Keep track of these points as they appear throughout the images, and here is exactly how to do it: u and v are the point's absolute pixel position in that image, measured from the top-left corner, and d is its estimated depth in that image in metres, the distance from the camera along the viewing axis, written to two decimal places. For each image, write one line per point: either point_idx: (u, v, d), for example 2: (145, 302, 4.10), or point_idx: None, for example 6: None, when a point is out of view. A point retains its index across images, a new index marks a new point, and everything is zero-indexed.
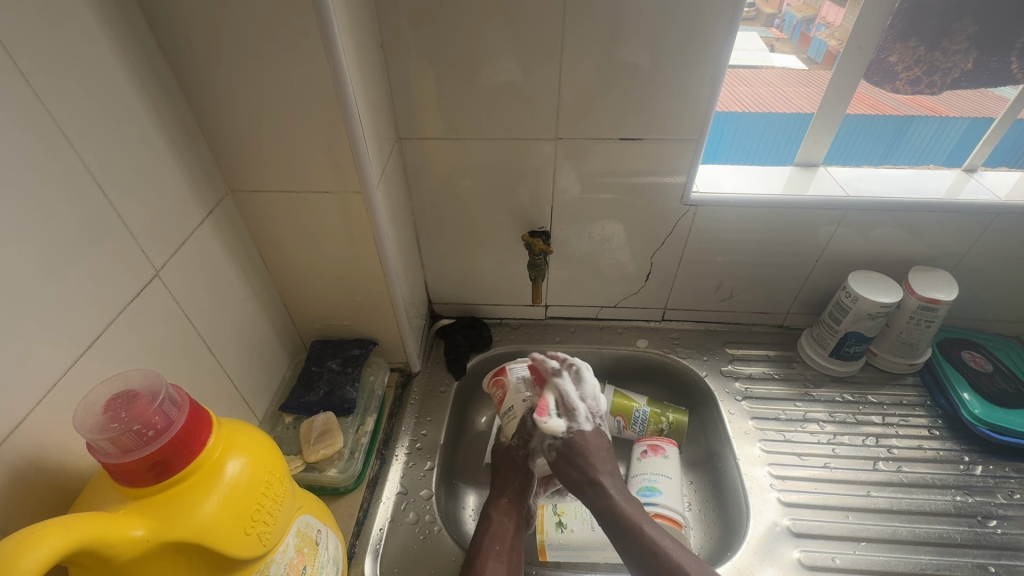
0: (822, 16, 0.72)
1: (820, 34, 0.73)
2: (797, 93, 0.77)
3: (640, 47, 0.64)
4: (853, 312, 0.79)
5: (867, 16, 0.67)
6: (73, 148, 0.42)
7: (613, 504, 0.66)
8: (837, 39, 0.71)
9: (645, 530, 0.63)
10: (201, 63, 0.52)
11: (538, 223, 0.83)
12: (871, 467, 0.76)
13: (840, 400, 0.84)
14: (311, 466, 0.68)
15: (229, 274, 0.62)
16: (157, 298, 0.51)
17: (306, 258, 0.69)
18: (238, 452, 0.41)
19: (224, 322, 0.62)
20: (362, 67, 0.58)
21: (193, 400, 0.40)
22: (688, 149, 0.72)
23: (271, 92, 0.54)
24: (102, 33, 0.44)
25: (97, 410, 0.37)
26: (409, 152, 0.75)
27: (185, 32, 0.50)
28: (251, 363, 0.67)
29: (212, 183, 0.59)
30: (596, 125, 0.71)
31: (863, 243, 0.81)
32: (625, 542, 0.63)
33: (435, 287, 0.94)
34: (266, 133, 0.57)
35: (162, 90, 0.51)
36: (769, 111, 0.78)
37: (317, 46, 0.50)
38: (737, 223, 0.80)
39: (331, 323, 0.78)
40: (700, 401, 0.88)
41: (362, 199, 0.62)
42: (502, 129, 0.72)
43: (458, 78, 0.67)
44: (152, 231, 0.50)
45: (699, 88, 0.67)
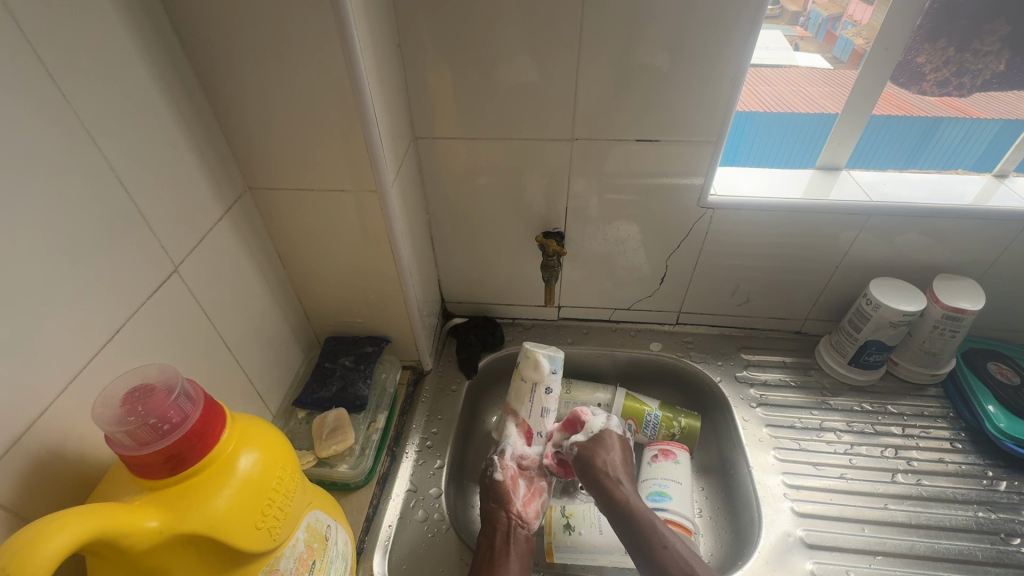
0: (850, 14, 0.71)
1: (847, 32, 0.72)
2: (821, 93, 0.76)
3: (658, 46, 0.63)
4: (874, 319, 0.77)
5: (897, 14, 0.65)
6: (96, 146, 0.43)
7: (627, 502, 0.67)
8: (864, 39, 0.69)
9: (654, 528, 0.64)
10: (221, 63, 0.53)
11: (552, 223, 0.82)
12: (889, 479, 0.74)
13: (858, 409, 0.82)
14: (322, 461, 0.68)
15: (245, 271, 0.63)
16: (176, 293, 0.52)
17: (321, 256, 0.70)
18: (251, 447, 0.42)
19: (240, 317, 0.63)
20: (379, 65, 0.58)
21: (208, 395, 0.41)
22: (706, 151, 0.71)
23: (287, 89, 0.54)
24: (126, 34, 0.45)
25: (114, 403, 0.38)
26: (424, 151, 0.75)
27: (205, 30, 0.50)
28: (265, 359, 0.68)
29: (231, 180, 0.60)
30: (612, 125, 0.70)
31: (886, 249, 0.79)
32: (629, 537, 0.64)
33: (448, 285, 0.94)
34: (282, 130, 0.57)
35: (184, 89, 0.52)
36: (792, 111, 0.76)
37: (334, 44, 0.50)
38: (755, 226, 0.79)
39: (344, 319, 0.79)
40: (713, 405, 0.87)
41: (377, 197, 0.62)
42: (517, 129, 0.72)
43: (475, 76, 0.67)
44: (172, 227, 0.51)
45: (719, 89, 0.66)
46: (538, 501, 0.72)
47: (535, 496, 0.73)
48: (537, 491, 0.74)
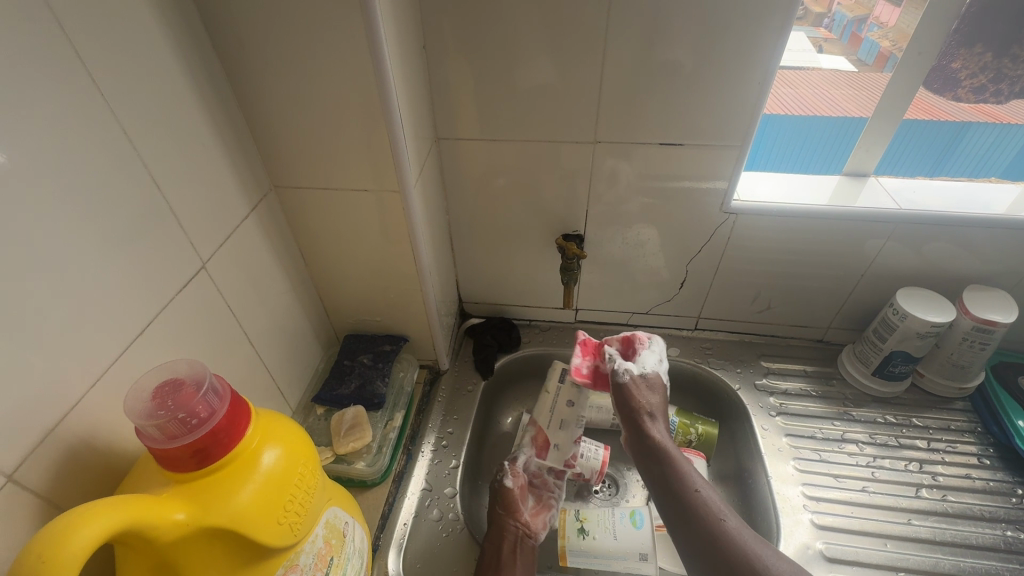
0: (875, 16, 0.70)
1: (872, 34, 0.70)
2: (845, 96, 0.74)
3: (684, 49, 0.62)
4: (900, 330, 0.76)
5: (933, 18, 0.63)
6: (131, 144, 0.44)
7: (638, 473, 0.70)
8: (891, 40, 0.68)
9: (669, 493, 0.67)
10: (252, 64, 0.53)
11: (572, 226, 0.82)
12: (912, 494, 0.72)
13: (881, 421, 0.80)
14: (340, 458, 0.68)
15: (269, 268, 0.64)
16: (202, 289, 0.53)
17: (342, 254, 0.71)
18: (274, 442, 0.43)
19: (263, 314, 0.63)
20: (404, 66, 0.58)
21: (234, 391, 0.41)
22: (731, 156, 0.70)
23: (314, 89, 0.55)
24: (161, 35, 0.46)
25: (144, 397, 0.39)
26: (446, 152, 0.76)
27: (236, 30, 0.51)
28: (286, 355, 0.69)
29: (257, 178, 0.61)
30: (635, 129, 0.70)
31: (913, 258, 0.77)
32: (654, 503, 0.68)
33: (466, 286, 0.94)
34: (309, 129, 0.58)
35: (215, 89, 0.53)
36: (814, 114, 0.74)
37: (362, 46, 0.51)
38: (778, 232, 0.78)
39: (364, 318, 0.79)
40: (731, 413, 0.86)
41: (399, 197, 0.63)
42: (539, 132, 0.72)
43: (498, 78, 0.67)
44: (201, 224, 0.52)
45: (745, 93, 0.65)
46: (548, 514, 0.73)
47: (546, 509, 0.73)
48: (549, 504, 0.74)
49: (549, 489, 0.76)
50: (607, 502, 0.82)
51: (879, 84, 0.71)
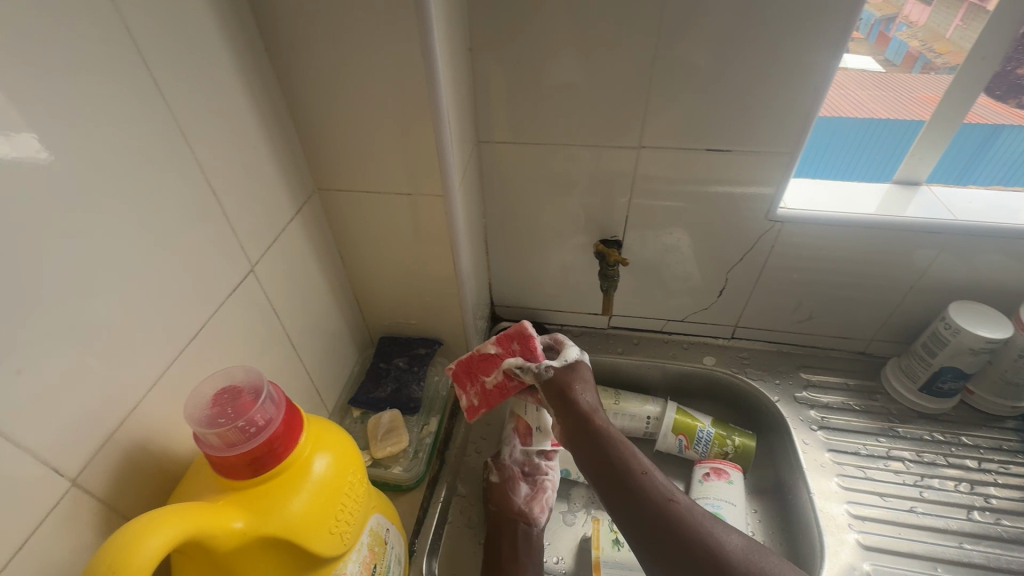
0: (905, 15, 0.68)
1: (900, 33, 0.69)
2: (871, 97, 0.72)
3: (737, 53, 0.60)
4: (952, 345, 0.73)
5: (967, 20, 0.64)
6: (189, 148, 0.44)
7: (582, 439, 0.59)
8: (920, 40, 0.69)
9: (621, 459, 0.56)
10: (303, 67, 0.53)
11: (610, 231, 0.81)
12: (963, 516, 0.70)
13: (929, 439, 0.78)
14: (376, 462, 0.68)
15: (311, 271, 0.64)
16: (251, 292, 0.53)
17: (382, 257, 0.71)
18: (325, 450, 0.43)
19: (304, 316, 0.63)
20: (453, 70, 0.58)
21: (289, 400, 0.41)
22: (780, 163, 0.69)
23: (363, 92, 0.54)
24: (219, 39, 0.46)
25: (204, 404, 0.39)
26: (486, 155, 0.75)
27: (290, 34, 0.51)
28: (325, 357, 0.69)
29: (303, 181, 0.61)
30: (682, 134, 0.68)
31: (968, 270, 0.74)
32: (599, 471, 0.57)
33: (499, 289, 0.94)
34: (356, 133, 0.58)
35: (267, 92, 0.53)
36: (840, 115, 0.72)
37: (414, 50, 0.50)
38: (826, 242, 0.75)
39: (399, 320, 0.79)
40: (770, 426, 0.84)
41: (443, 202, 0.62)
42: (582, 136, 0.70)
43: (543, 82, 0.66)
44: (251, 228, 0.52)
45: (798, 99, 0.63)
46: (545, 496, 0.69)
47: (542, 492, 0.70)
48: (544, 487, 0.70)
49: (543, 472, 0.72)
50: None
51: (939, 80, 0.68)
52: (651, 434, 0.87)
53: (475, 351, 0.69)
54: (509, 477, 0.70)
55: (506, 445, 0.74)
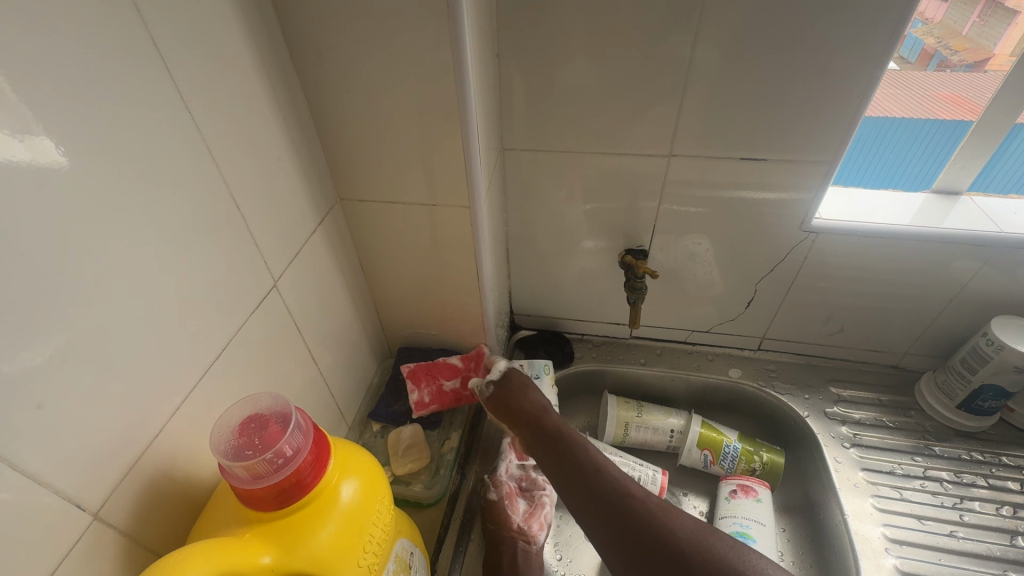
0: (924, 11, 0.60)
1: (918, 31, 0.61)
2: (886, 95, 0.67)
3: (778, 59, 0.58)
4: (994, 363, 0.70)
5: (984, 16, 0.62)
6: (213, 162, 0.42)
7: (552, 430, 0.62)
8: (936, 38, 0.63)
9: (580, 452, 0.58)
10: (327, 75, 0.51)
11: (636, 241, 0.78)
12: (1006, 542, 0.67)
13: (967, 458, 0.75)
14: (397, 479, 0.66)
15: (332, 283, 0.62)
16: (273, 308, 0.51)
17: (403, 268, 0.69)
18: (352, 475, 0.41)
19: (325, 330, 0.62)
20: (482, 77, 0.56)
21: (317, 427, 0.39)
22: (818, 172, 0.66)
23: (388, 102, 0.52)
24: (244, 48, 0.44)
25: (231, 434, 0.37)
26: (510, 162, 0.73)
27: (316, 41, 0.49)
28: (345, 371, 0.68)
29: (325, 191, 0.59)
30: (715, 142, 0.66)
31: (1011, 284, 0.71)
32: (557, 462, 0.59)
33: (519, 298, 0.92)
34: (381, 143, 0.56)
35: (290, 101, 0.52)
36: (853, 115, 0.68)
37: (444, 58, 0.48)
38: (862, 254, 0.72)
39: (419, 331, 0.77)
40: (799, 442, 0.81)
41: (468, 213, 0.60)
42: (610, 143, 0.68)
43: (571, 88, 0.64)
44: (274, 242, 0.51)
45: (839, 107, 0.60)
46: (544, 512, 0.66)
47: (541, 508, 0.66)
48: (543, 502, 0.67)
49: (540, 487, 0.68)
50: None
51: (985, 85, 0.64)
52: (674, 448, 0.85)
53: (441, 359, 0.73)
54: (508, 494, 0.66)
55: (502, 461, 0.70)
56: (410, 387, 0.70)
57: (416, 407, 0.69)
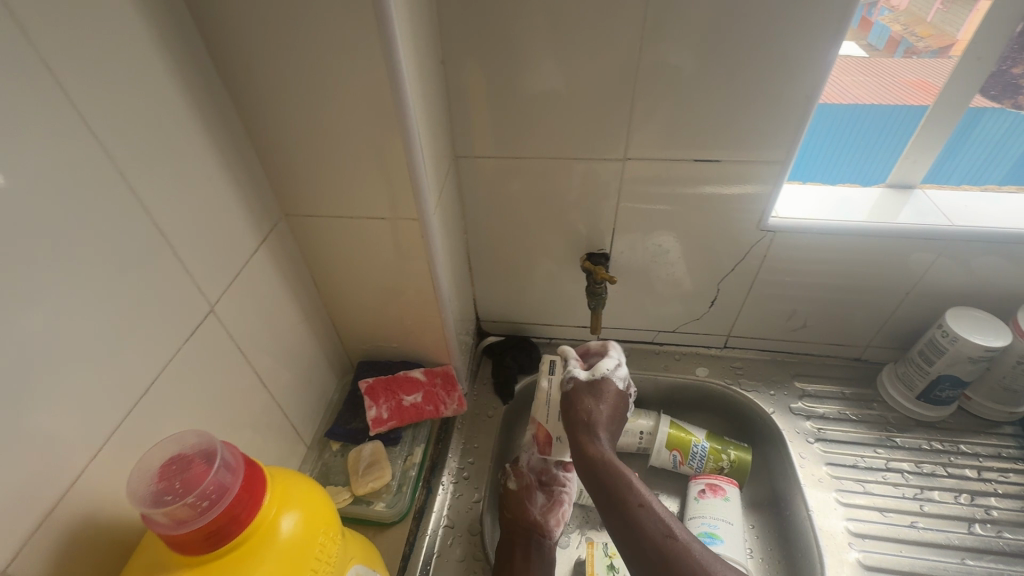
0: None
1: (884, 17, 0.63)
2: (855, 82, 0.67)
3: (722, 59, 0.58)
4: (950, 353, 0.71)
5: (948, 3, 0.61)
6: (131, 187, 0.40)
7: (601, 452, 0.58)
8: (902, 25, 0.64)
9: (627, 484, 0.54)
10: (259, 89, 0.49)
11: (597, 244, 0.78)
12: (965, 530, 0.68)
13: (926, 448, 0.76)
14: (358, 499, 0.64)
15: (281, 302, 0.61)
16: (211, 333, 0.49)
17: (357, 282, 0.67)
18: (292, 507, 0.39)
19: (274, 350, 0.60)
20: (424, 86, 0.54)
21: (248, 461, 0.38)
22: (771, 172, 0.66)
23: (325, 115, 0.51)
24: (162, 65, 0.42)
25: (152, 478, 0.36)
26: (465, 169, 0.72)
27: (244, 55, 0.47)
28: (300, 390, 0.66)
29: (268, 208, 0.57)
30: (667, 145, 0.65)
31: (963, 275, 0.72)
32: (597, 485, 0.56)
33: (484, 305, 0.91)
34: (322, 157, 0.54)
35: (221, 117, 0.49)
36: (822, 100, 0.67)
37: (378, 68, 0.47)
38: (819, 251, 0.73)
39: (379, 344, 0.76)
40: (765, 438, 0.82)
41: (418, 225, 0.59)
42: (564, 148, 0.67)
43: (520, 94, 0.63)
44: (208, 265, 0.49)
45: (787, 106, 0.60)
46: (561, 509, 0.71)
47: (559, 504, 0.72)
48: (561, 499, 0.72)
49: (560, 484, 0.74)
50: None
51: (944, 66, 0.63)
52: (644, 449, 0.85)
53: (401, 373, 0.73)
54: (527, 485, 0.74)
55: (526, 454, 0.77)
56: (369, 404, 0.69)
57: (373, 424, 0.68)
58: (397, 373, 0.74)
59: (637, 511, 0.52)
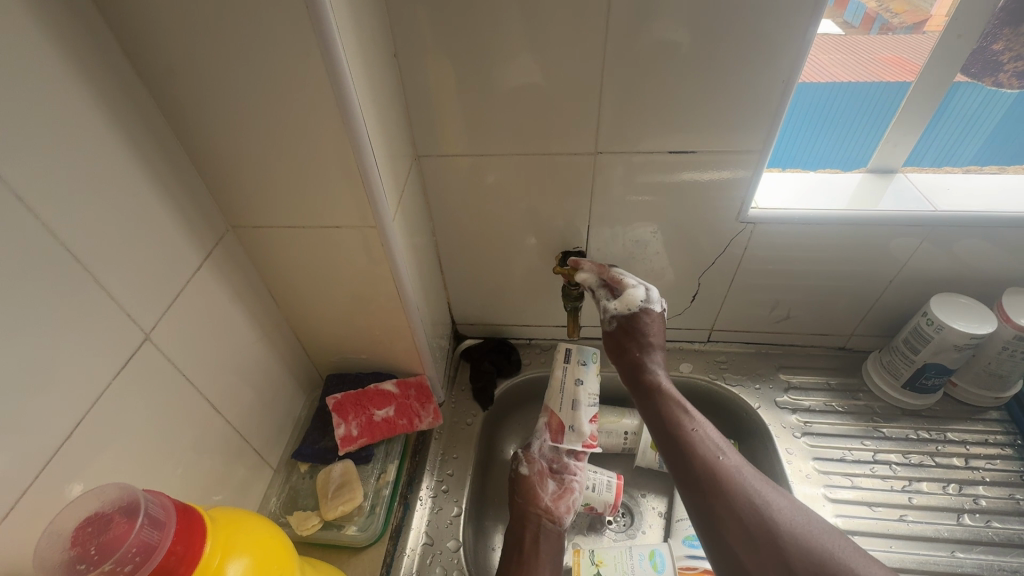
0: None
1: None
2: (832, 61, 0.64)
3: (692, 45, 0.54)
4: (935, 342, 0.69)
5: None
6: (36, 211, 0.36)
7: (656, 381, 0.64)
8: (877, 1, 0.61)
9: (680, 409, 0.61)
10: (186, 92, 0.45)
11: (572, 242, 0.74)
12: (954, 521, 0.67)
13: (914, 437, 0.75)
14: (329, 524, 0.61)
15: (234, 321, 0.56)
16: (149, 363, 0.45)
17: (317, 294, 0.63)
18: (239, 552, 0.37)
19: (228, 373, 0.56)
20: (373, 82, 0.50)
21: (177, 510, 0.35)
22: (749, 162, 0.63)
23: (263, 118, 0.46)
24: (68, 71, 0.37)
25: (64, 544, 0.31)
26: (429, 169, 0.68)
27: (166, 56, 0.43)
28: (261, 412, 0.62)
29: (211, 221, 0.53)
30: (639, 137, 0.62)
31: (948, 260, 0.70)
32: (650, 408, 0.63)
33: (459, 308, 0.87)
34: (265, 164, 0.50)
35: (146, 125, 0.45)
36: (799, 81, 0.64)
37: (317, 67, 0.42)
38: (800, 241, 0.70)
39: (348, 356, 0.72)
40: (752, 433, 0.80)
41: (377, 233, 0.55)
42: (532, 143, 0.64)
43: (482, 87, 0.59)
44: (142, 289, 0.44)
45: (763, 92, 0.57)
46: (572, 497, 0.72)
47: (570, 492, 0.73)
48: (572, 487, 0.73)
49: (571, 471, 0.74)
50: (623, 532, 0.78)
51: (922, 43, 0.61)
52: (629, 449, 0.83)
53: (372, 386, 0.69)
54: (539, 472, 0.74)
55: (537, 439, 0.76)
56: (337, 421, 0.66)
57: (342, 442, 0.64)
58: (368, 386, 0.70)
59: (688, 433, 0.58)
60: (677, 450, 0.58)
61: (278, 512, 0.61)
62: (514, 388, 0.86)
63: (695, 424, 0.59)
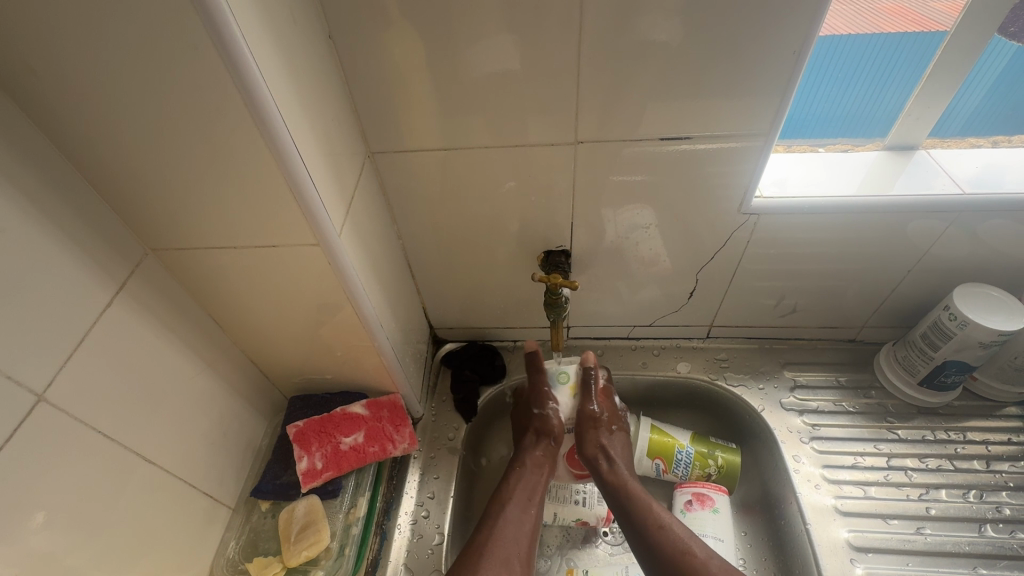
0: None
1: None
2: (836, 12, 0.54)
3: (678, 16, 0.46)
4: (958, 339, 0.63)
5: None
6: None
7: (620, 482, 0.64)
8: None
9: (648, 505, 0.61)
10: (62, 105, 0.37)
11: (554, 240, 0.67)
12: (976, 533, 0.62)
13: (930, 439, 0.69)
14: (293, 570, 0.57)
15: (166, 359, 0.50)
16: (47, 428, 0.39)
17: (264, 317, 0.56)
18: None
19: (164, 417, 0.50)
20: (296, 77, 0.42)
21: None
22: (748, 148, 0.55)
23: (160, 129, 0.38)
24: None
25: None
26: (385, 167, 0.60)
27: (25, 58, 0.34)
28: (209, 451, 0.56)
29: (122, 247, 0.45)
30: (622, 124, 0.54)
31: (975, 247, 0.63)
32: (623, 513, 0.62)
33: (436, 312, 0.80)
34: (175, 181, 0.42)
35: (20, 148, 0.37)
36: None
37: (215, 65, 0.35)
38: (808, 231, 0.63)
39: (310, 377, 0.65)
40: (755, 437, 0.74)
41: (321, 250, 0.48)
42: (498, 136, 0.56)
43: (435, 75, 0.51)
44: (27, 344, 0.38)
45: (765, 68, 0.49)
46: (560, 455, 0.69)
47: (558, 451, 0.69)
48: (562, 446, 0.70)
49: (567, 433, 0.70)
50: (620, 544, 0.70)
51: None
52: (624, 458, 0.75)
53: (339, 409, 0.64)
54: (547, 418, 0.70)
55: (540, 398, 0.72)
56: (299, 454, 0.61)
57: (305, 478, 0.59)
58: (334, 409, 0.64)
59: (658, 533, 0.59)
60: (649, 548, 0.58)
61: (237, 559, 0.57)
62: (499, 394, 0.79)
63: (662, 521, 0.59)
